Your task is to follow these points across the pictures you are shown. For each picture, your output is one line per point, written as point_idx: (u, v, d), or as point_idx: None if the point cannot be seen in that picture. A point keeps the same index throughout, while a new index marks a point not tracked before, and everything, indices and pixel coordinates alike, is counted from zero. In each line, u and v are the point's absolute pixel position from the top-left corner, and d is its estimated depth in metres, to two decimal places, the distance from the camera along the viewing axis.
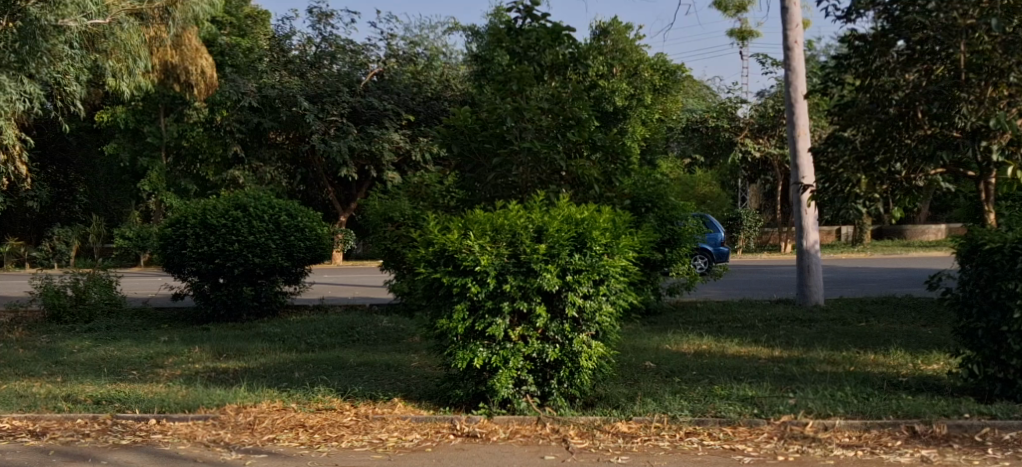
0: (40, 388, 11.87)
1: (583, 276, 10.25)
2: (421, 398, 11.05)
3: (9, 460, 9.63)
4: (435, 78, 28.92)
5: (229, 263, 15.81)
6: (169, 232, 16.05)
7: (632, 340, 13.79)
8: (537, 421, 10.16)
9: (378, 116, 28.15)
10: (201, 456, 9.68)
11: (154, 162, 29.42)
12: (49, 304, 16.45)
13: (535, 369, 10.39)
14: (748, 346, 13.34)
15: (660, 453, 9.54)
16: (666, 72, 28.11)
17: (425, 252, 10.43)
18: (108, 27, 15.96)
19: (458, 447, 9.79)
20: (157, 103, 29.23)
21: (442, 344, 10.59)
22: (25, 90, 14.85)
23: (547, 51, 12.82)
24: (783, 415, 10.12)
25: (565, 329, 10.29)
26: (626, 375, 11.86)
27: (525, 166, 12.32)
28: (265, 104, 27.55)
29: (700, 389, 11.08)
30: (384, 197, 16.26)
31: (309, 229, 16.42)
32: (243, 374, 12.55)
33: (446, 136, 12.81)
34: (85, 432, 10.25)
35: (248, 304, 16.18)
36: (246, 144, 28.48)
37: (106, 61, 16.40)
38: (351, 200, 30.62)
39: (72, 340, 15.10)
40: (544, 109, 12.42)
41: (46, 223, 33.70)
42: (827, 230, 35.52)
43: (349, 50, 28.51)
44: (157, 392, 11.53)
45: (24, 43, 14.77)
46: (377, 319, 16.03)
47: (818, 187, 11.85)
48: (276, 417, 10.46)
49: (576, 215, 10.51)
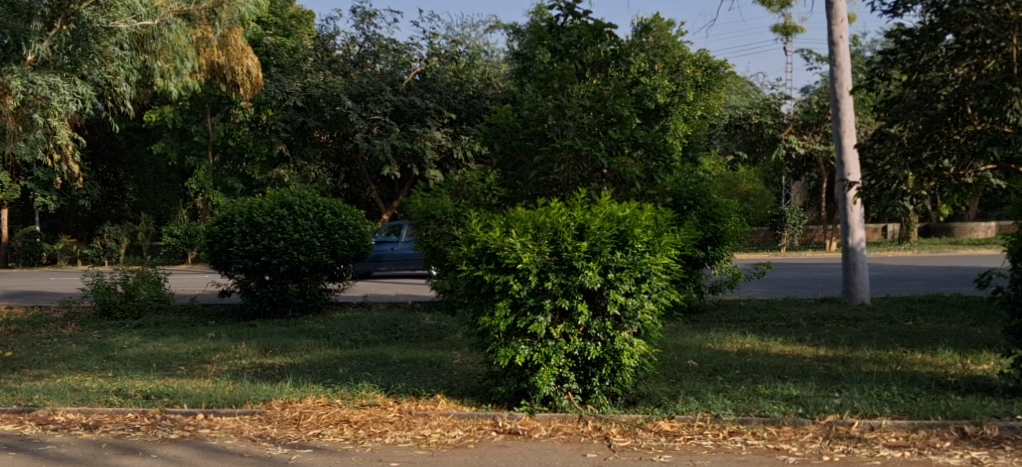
0: (93, 382, 12.13)
1: (625, 274, 10.33)
2: (463, 395, 11.17)
3: (63, 452, 9.85)
4: (477, 76, 29.23)
5: (275, 260, 16.03)
6: (216, 230, 16.27)
7: (675, 338, 13.85)
8: (579, 419, 10.26)
9: (421, 114, 28.27)
10: (248, 450, 9.85)
11: (201, 161, 29.80)
12: (99, 300, 16.71)
13: (577, 367, 10.46)
14: (792, 345, 13.34)
15: (703, 452, 9.60)
16: (708, 68, 27.84)
17: (467, 250, 10.58)
18: (157, 28, 16.31)
19: (501, 443, 9.92)
20: (204, 102, 29.52)
21: (484, 341, 10.72)
22: (79, 91, 15.31)
23: (588, 48, 12.88)
24: (829, 415, 10.15)
25: (607, 327, 10.36)
26: (669, 373, 11.92)
27: (567, 163, 12.44)
28: (310, 103, 27.94)
29: (744, 388, 11.11)
30: (426, 194, 16.39)
31: (353, 227, 16.63)
32: (289, 369, 12.76)
33: (488, 134, 12.91)
34: (135, 426, 10.47)
35: (294, 301, 16.38)
36: (292, 144, 28.80)
37: (154, 62, 16.66)
38: (394, 197, 30.89)
39: (122, 335, 15.40)
40: (586, 107, 12.49)
41: (96, 221, 34.28)
42: (873, 227, 35.29)
43: (392, 49, 28.79)
44: (204, 387, 11.74)
45: (77, 45, 15.51)
46: (420, 316, 16.16)
47: (863, 184, 11.71)
48: (321, 413, 10.63)
49: (618, 212, 10.55)
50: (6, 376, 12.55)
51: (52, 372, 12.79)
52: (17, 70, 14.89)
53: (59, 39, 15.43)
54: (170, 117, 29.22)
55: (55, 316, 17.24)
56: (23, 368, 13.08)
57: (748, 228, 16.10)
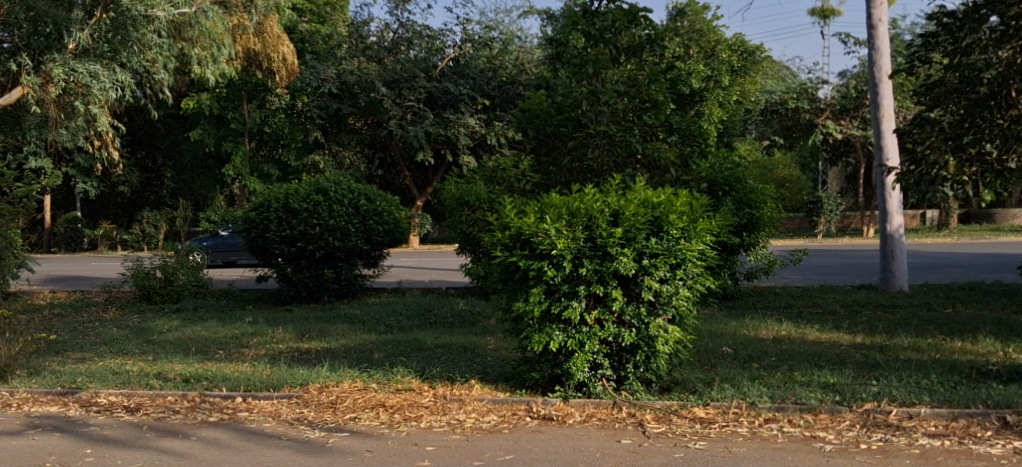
0: (134, 365, 12.31)
1: (660, 261, 10.36)
2: (497, 381, 11.25)
3: (106, 434, 10.02)
4: (511, 62, 29.47)
5: (311, 246, 16.18)
6: (253, 215, 16.41)
7: (709, 325, 13.88)
8: (613, 405, 10.32)
9: (454, 100, 28.39)
10: (286, 433, 9.99)
11: (237, 147, 30.11)
12: (139, 285, 16.98)
13: (611, 353, 10.52)
14: (828, 333, 13.34)
15: (738, 439, 9.64)
16: (744, 53, 27.72)
17: (502, 236, 10.65)
18: (194, 16, 16.91)
19: (535, 428, 10.00)
20: (240, 89, 29.74)
21: (518, 327, 10.80)
22: (118, 79, 16.05)
23: (624, 33, 12.86)
24: (866, 403, 10.16)
25: (642, 313, 10.40)
26: (703, 360, 11.95)
27: (601, 149, 12.49)
28: (345, 90, 28.07)
29: (780, 376, 11.14)
30: (460, 181, 16.49)
31: (387, 213, 16.72)
32: (325, 353, 12.91)
33: (522, 120, 12.93)
34: (175, 409, 10.63)
35: (329, 286, 16.53)
36: (327, 130, 28.95)
37: (192, 49, 17.32)
38: (428, 184, 31.04)
39: (161, 319, 15.63)
40: (620, 92, 12.51)
41: (135, 208, 34.70)
42: (911, 214, 35.07)
43: (425, 35, 28.54)
44: (243, 371, 11.90)
45: (117, 33, 16.14)
46: (455, 302, 16.28)
47: (902, 169, 11.67)
48: (357, 397, 10.75)
49: (653, 198, 10.60)
50: (49, 358, 12.75)
51: (95, 355, 13.00)
52: (59, 58, 15.82)
53: (99, 27, 16.29)
54: (208, 104, 29.53)
55: (97, 300, 17.53)
56: (66, 351, 13.29)
57: (784, 214, 16.08)
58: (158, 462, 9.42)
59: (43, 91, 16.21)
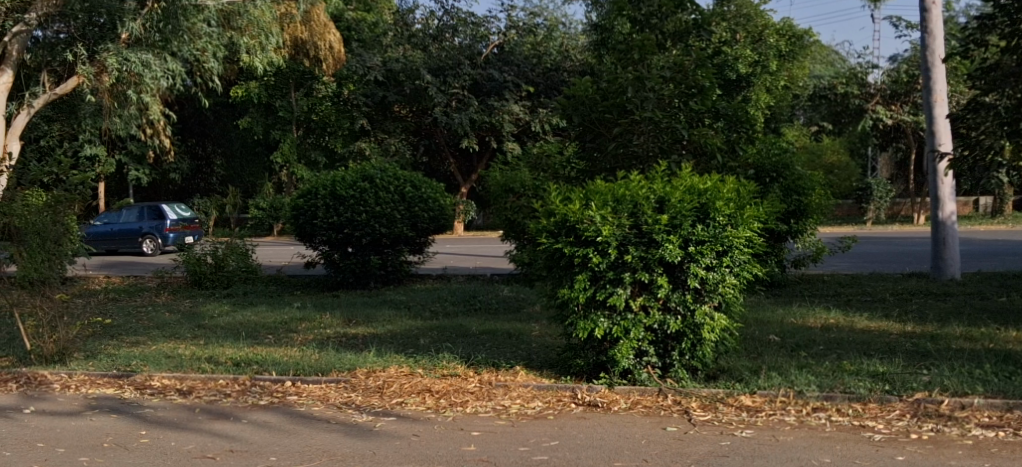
0: (186, 349, 12.54)
1: (706, 247, 10.39)
2: (542, 367, 11.35)
3: (159, 416, 10.23)
4: (555, 49, 29.30)
5: (358, 232, 16.33)
6: (300, 202, 16.61)
7: (756, 313, 13.90)
8: (658, 393, 10.39)
9: (499, 88, 28.45)
10: (334, 417, 10.15)
11: (285, 135, 30.67)
12: (189, 271, 17.32)
13: (656, 340, 10.57)
14: (878, 321, 13.29)
15: (786, 428, 9.67)
16: (792, 38, 27.70)
17: (547, 222, 10.71)
18: (243, 6, 17.84)
19: (580, 415, 10.09)
20: (288, 78, 30.19)
21: (563, 314, 10.88)
22: (169, 68, 17.19)
23: (669, 18, 12.98)
24: (917, 392, 10.15)
25: (687, 300, 10.44)
26: (750, 348, 11.97)
27: (646, 135, 12.45)
28: (390, 78, 28.23)
29: (829, 365, 11.13)
30: (505, 168, 16.61)
31: (432, 200, 16.86)
32: (372, 339, 13.08)
33: (567, 107, 13.00)
34: (227, 392, 10.83)
35: (376, 272, 16.69)
36: (373, 117, 29.12)
37: (241, 37, 18.29)
38: (473, 171, 31.15)
39: (212, 304, 15.91)
40: (667, 78, 12.49)
41: (186, 195, 35.19)
42: (964, 200, 34.64)
43: (471, 22, 28.53)
44: (292, 355, 12.09)
45: (168, 22, 16.92)
46: (499, 289, 16.37)
47: (956, 155, 11.72)
48: (404, 382, 10.89)
49: (699, 184, 10.64)
50: (105, 342, 13.03)
51: (148, 339, 13.25)
52: (113, 48, 16.80)
53: (151, 17, 16.98)
54: (256, 92, 30.12)
55: (149, 285, 17.84)
56: (121, 334, 13.58)
57: (833, 201, 16.06)
58: (210, 443, 9.60)
59: (97, 81, 17.33)
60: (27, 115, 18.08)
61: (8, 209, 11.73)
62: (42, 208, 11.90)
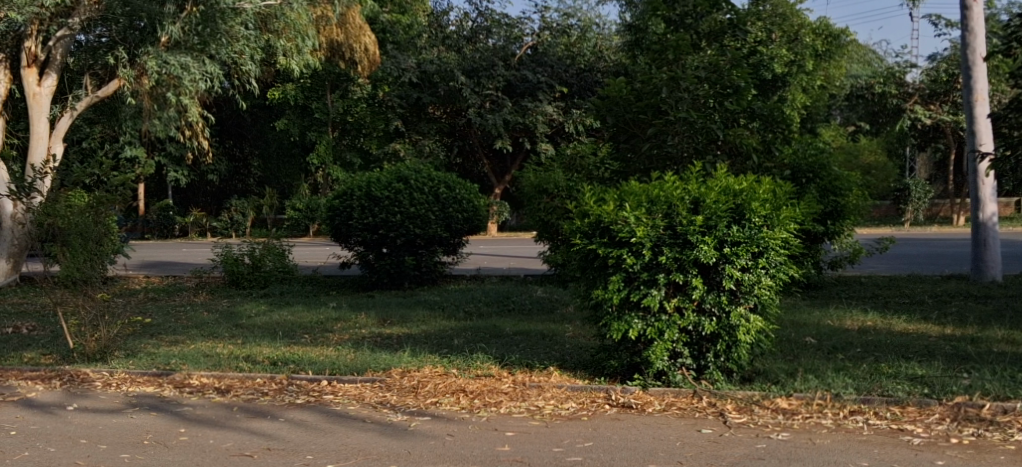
0: (224, 348, 12.70)
1: (742, 249, 10.40)
2: (576, 368, 11.41)
3: (198, 414, 10.37)
4: (589, 50, 29.21)
5: (393, 233, 16.43)
6: (337, 204, 16.79)
7: (793, 314, 13.88)
8: (693, 395, 10.41)
9: (533, 89, 28.48)
10: (369, 416, 10.25)
11: (321, 136, 30.90)
12: (227, 271, 17.49)
13: (691, 342, 10.60)
14: (916, 324, 13.25)
15: (822, 431, 9.68)
16: (829, 37, 27.59)
17: (581, 223, 10.78)
18: (280, 8, 18.17)
19: (614, 416, 10.13)
20: (324, 79, 30.50)
21: (597, 315, 10.94)
22: (207, 70, 17.48)
23: (705, 17, 13.03)
24: (957, 396, 10.13)
25: (723, 301, 10.45)
26: (786, 350, 11.97)
27: (682, 135, 12.44)
28: (425, 79, 28.34)
29: (866, 367, 11.13)
30: (539, 168, 16.68)
31: (466, 201, 16.96)
32: (406, 339, 13.19)
33: (601, 107, 13.06)
34: (264, 391, 10.96)
35: (410, 272, 16.80)
36: (407, 119, 29.27)
37: (278, 40, 18.58)
38: (507, 172, 31.22)
39: (250, 304, 16.06)
40: (701, 78, 12.49)
41: (224, 196, 35.54)
42: (1004, 202, 34.33)
43: (504, 23, 28.79)
44: (328, 355, 12.21)
45: (207, 26, 17.28)
46: (532, 289, 16.44)
47: (998, 155, 11.63)
48: (438, 382, 10.97)
49: (734, 185, 10.66)
50: (144, 340, 13.21)
51: (187, 338, 13.42)
52: (152, 51, 17.17)
53: (189, 20, 17.29)
54: (293, 94, 30.38)
55: (188, 285, 18.06)
56: (161, 334, 13.75)
57: (870, 201, 16.01)
58: (248, 442, 9.72)
59: (137, 83, 17.84)
60: (71, 117, 18.39)
61: (50, 210, 11.92)
62: (85, 210, 12.08)
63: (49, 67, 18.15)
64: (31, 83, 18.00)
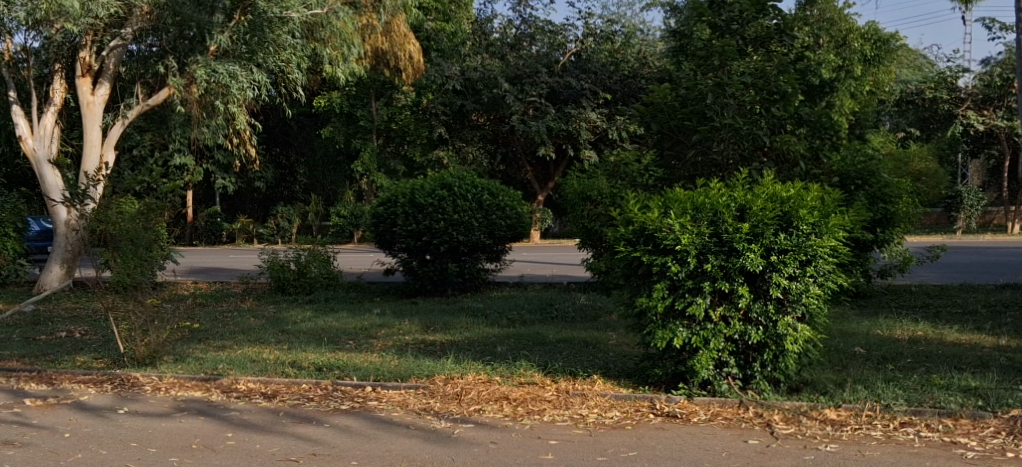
0: (270, 354, 12.79)
1: (789, 257, 10.33)
2: (620, 376, 11.39)
3: (245, 418, 10.46)
4: (633, 56, 29.19)
5: (436, 240, 16.49)
6: (381, 210, 16.90)
7: (841, 324, 13.76)
8: (739, 405, 10.35)
9: (576, 95, 28.48)
10: (414, 423, 10.29)
11: (366, 144, 31.07)
12: (274, 277, 17.61)
13: (737, 351, 10.54)
14: (968, 334, 13.10)
15: (872, 443, 9.59)
16: (878, 42, 27.35)
17: (625, 231, 10.76)
18: (326, 17, 18.19)
19: (658, 425, 10.09)
20: (369, 87, 30.70)
21: (641, 323, 10.91)
22: (254, 78, 17.80)
23: (751, 23, 12.97)
24: (1012, 409, 10.01)
25: (770, 310, 10.39)
26: (835, 360, 11.88)
27: (727, 142, 12.38)
28: (469, 86, 28.51)
29: (917, 378, 11.01)
30: (583, 175, 16.70)
31: (510, 208, 16.95)
32: (449, 346, 13.21)
33: (645, 114, 13.05)
34: (309, 396, 11.03)
35: (453, 280, 16.84)
36: (450, 126, 29.45)
37: (324, 48, 18.71)
38: (551, 179, 31.22)
39: (295, 310, 16.16)
40: (747, 83, 12.41)
41: (271, 202, 35.79)
42: None
43: (547, 30, 28.89)
44: (372, 361, 12.27)
45: (253, 34, 17.72)
46: (576, 297, 16.44)
47: None
48: (482, 389, 10.98)
49: (781, 193, 10.59)
50: (192, 346, 13.33)
51: (234, 344, 13.52)
52: (201, 60, 17.44)
53: (238, 29, 17.68)
54: (338, 102, 30.62)
55: (235, 291, 18.23)
56: (208, 339, 13.87)
57: (921, 209, 15.84)
58: (294, 447, 9.79)
59: (187, 92, 18.08)
60: (122, 126, 18.63)
61: (102, 217, 12.07)
62: (135, 215, 12.31)
63: (102, 76, 18.44)
64: (85, 92, 18.29)
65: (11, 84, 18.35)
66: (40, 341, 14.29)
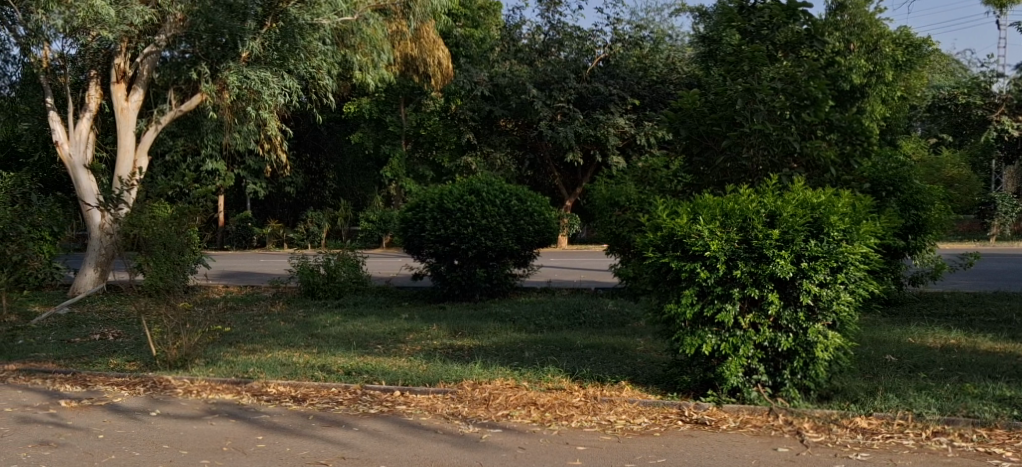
0: (300, 358, 12.86)
1: (820, 264, 10.30)
2: (648, 383, 11.37)
3: (276, 422, 10.52)
4: (661, 62, 29.15)
5: (464, 245, 16.52)
6: (409, 215, 16.93)
7: (872, 331, 13.69)
8: (769, 412, 10.31)
9: (605, 101, 28.47)
10: (442, 427, 10.32)
11: (395, 149, 31.18)
12: (304, 281, 17.68)
13: (767, 358, 10.51)
14: (1001, 343, 13.01)
15: (904, 452, 9.55)
16: (910, 47, 27.17)
17: (653, 237, 10.76)
18: (357, 23, 18.68)
19: (687, 433, 10.07)
20: (398, 93, 30.84)
21: (669, 329, 10.90)
22: (286, 85, 17.91)
23: (781, 28, 12.92)
24: None
25: (800, 318, 10.35)
26: (866, 368, 11.82)
27: (757, 148, 12.35)
28: (497, 92, 28.65)
29: (950, 387, 10.94)
30: (611, 181, 16.75)
31: (538, 213, 17.00)
32: (478, 351, 13.24)
33: (674, 119, 13.02)
34: (339, 400, 11.08)
35: (481, 285, 16.88)
36: (479, 132, 29.53)
37: (354, 55, 19.17)
38: (579, 184, 31.22)
39: (325, 314, 16.23)
40: (777, 89, 12.37)
41: (301, 207, 35.95)
42: None
43: (575, 36, 28.70)
44: (401, 365, 12.32)
45: (285, 41, 17.73)
46: (604, 302, 16.45)
47: None
48: (509, 394, 10.99)
49: (812, 199, 10.56)
50: (224, 349, 13.42)
51: (264, 347, 13.60)
52: (233, 66, 17.57)
53: (269, 36, 17.75)
54: (367, 108, 30.80)
55: (266, 295, 18.32)
56: (239, 342, 13.95)
57: (954, 216, 15.75)
58: (323, 450, 9.84)
59: (219, 97, 18.22)
60: (156, 131, 18.85)
61: (136, 220, 12.33)
62: (168, 220, 12.39)
63: (136, 82, 18.62)
64: (119, 98, 18.47)
65: (48, 91, 18.56)
66: (74, 343, 14.43)
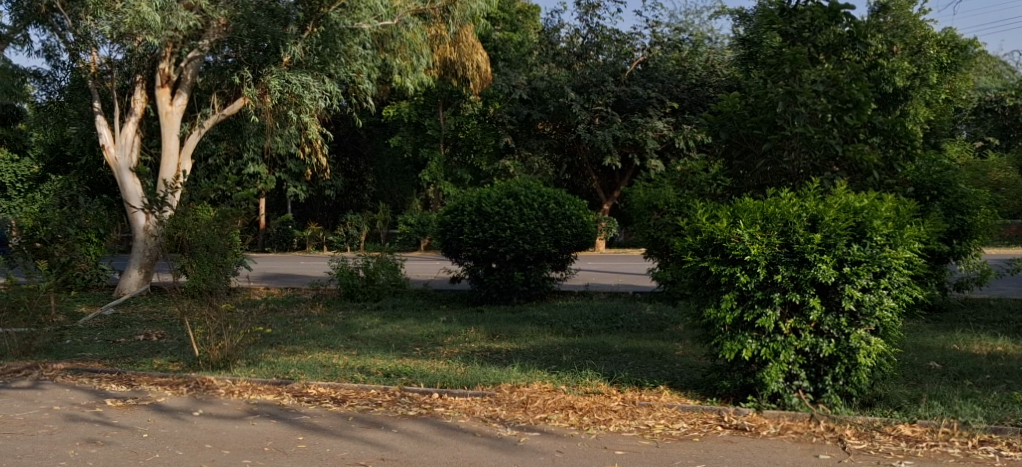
0: (339, 359, 12.92)
1: (863, 268, 10.23)
2: (686, 388, 11.33)
3: (315, 423, 10.57)
4: (700, 64, 28.90)
5: (502, 248, 16.53)
6: (448, 218, 16.98)
7: (915, 338, 13.56)
8: (810, 418, 10.24)
9: (643, 104, 28.39)
10: (480, 430, 10.34)
11: (433, 152, 31.27)
12: (343, 283, 17.79)
13: (808, 364, 10.43)
14: None
15: (949, 460, 9.45)
16: (955, 48, 26.85)
17: (692, 240, 10.73)
18: (396, 27, 18.78)
19: (728, 438, 10.02)
20: (437, 97, 30.95)
21: (709, 333, 10.87)
22: (327, 89, 18.10)
23: (823, 30, 12.82)
24: None
25: (842, 323, 10.27)
26: (909, 375, 11.71)
27: (797, 151, 12.28)
28: (536, 96, 28.63)
29: (996, 395, 10.81)
30: (650, 185, 16.73)
31: (576, 217, 16.91)
32: (516, 354, 13.25)
33: (713, 123, 12.93)
34: (378, 402, 11.12)
35: (519, 288, 16.90)
36: (517, 135, 29.54)
37: (394, 59, 19.33)
38: (617, 188, 31.16)
39: (364, 316, 16.31)
40: (819, 92, 12.27)
41: (340, 210, 36.12)
42: None
43: (614, 39, 28.69)
44: (439, 368, 12.34)
45: (326, 45, 17.90)
46: (642, 306, 16.41)
47: None
48: (548, 397, 10.99)
49: (855, 203, 10.48)
50: (265, 350, 13.50)
51: (304, 348, 13.67)
52: (275, 70, 17.72)
53: (311, 41, 17.89)
54: (406, 111, 30.95)
55: (306, 297, 18.43)
56: (280, 344, 14.04)
57: (1001, 220, 15.57)
58: (363, 451, 9.88)
59: (261, 101, 18.39)
60: (200, 134, 19.16)
61: (178, 223, 12.31)
62: (211, 222, 12.50)
63: (179, 86, 18.78)
64: (163, 102, 18.63)
65: (94, 95, 18.81)
66: (119, 343, 14.58)
